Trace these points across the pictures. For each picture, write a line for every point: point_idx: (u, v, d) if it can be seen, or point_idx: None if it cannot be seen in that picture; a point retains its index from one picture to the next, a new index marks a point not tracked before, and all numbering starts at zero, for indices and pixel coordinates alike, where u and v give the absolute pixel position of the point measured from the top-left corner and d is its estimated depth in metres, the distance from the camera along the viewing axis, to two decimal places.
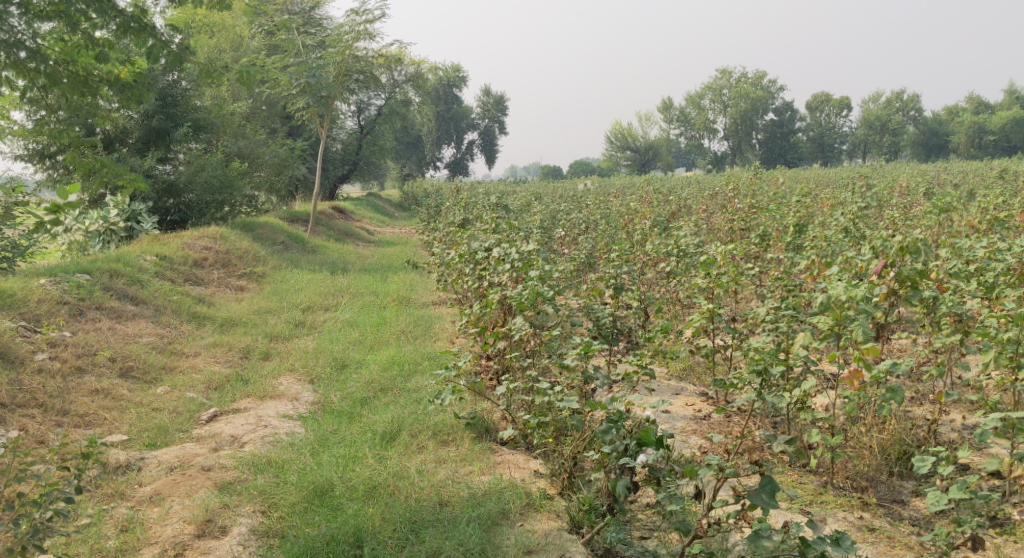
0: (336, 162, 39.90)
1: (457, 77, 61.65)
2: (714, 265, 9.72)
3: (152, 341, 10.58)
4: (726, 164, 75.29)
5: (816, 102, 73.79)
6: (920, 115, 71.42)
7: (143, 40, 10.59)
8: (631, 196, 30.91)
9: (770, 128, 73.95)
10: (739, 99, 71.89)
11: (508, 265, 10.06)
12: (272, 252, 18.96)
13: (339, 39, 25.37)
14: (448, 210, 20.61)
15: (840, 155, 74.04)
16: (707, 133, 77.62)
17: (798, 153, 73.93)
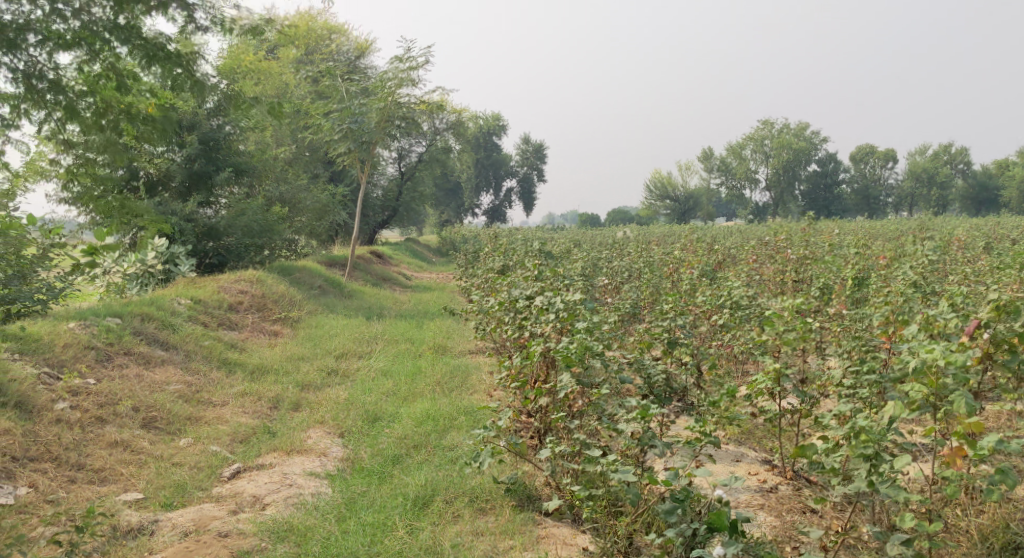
0: (376, 207, 39.86)
1: (498, 125, 61.76)
2: (780, 321, 9.15)
3: (179, 390, 10.18)
4: (768, 215, 74.39)
5: (860, 154, 72.92)
6: (968, 169, 70.19)
7: (169, 70, 10.47)
8: (674, 246, 30.32)
9: (813, 179, 73.03)
10: (781, 150, 71.06)
11: (553, 315, 9.55)
12: (309, 297, 18.63)
13: (383, 85, 25.11)
14: (487, 256, 20.18)
15: (885, 207, 72.90)
16: (748, 183, 76.90)
17: (842, 205, 72.89)
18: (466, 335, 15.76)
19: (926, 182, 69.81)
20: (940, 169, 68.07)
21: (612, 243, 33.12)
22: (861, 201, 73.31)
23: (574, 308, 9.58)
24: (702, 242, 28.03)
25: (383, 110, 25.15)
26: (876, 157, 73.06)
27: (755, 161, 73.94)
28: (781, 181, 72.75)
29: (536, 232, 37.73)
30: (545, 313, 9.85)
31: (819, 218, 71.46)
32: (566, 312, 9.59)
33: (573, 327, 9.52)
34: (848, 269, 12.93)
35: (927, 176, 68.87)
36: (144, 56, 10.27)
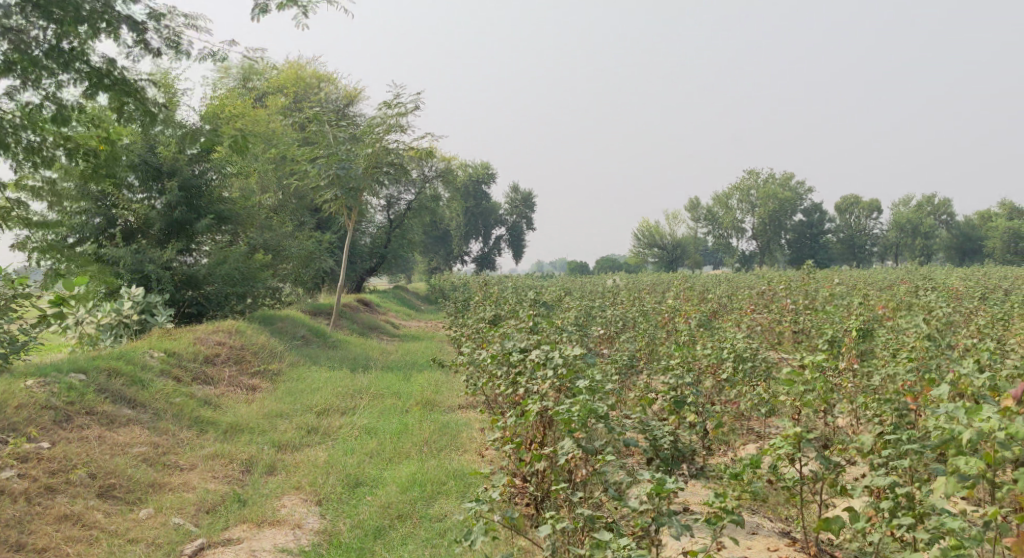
0: (364, 256, 39.29)
1: (487, 173, 61.52)
2: (798, 378, 8.59)
3: (144, 452, 9.44)
4: (755, 264, 74.17)
5: (845, 204, 73.04)
6: (953, 219, 70.37)
7: (116, 95, 12.72)
8: (664, 295, 29.79)
9: (800, 229, 73.03)
10: (768, 199, 71.00)
11: (550, 372, 8.96)
12: (290, 348, 17.93)
13: (370, 131, 24.77)
14: (477, 305, 19.56)
15: (872, 256, 72.87)
16: (736, 232, 76.81)
17: (829, 255, 72.80)
18: (454, 388, 15.05)
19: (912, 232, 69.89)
20: (925, 219, 68.16)
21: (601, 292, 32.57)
22: (847, 250, 73.29)
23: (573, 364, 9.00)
24: (693, 292, 27.51)
25: (371, 157, 24.69)
26: (862, 207, 73.18)
27: (742, 211, 73.82)
28: (767, 231, 72.65)
29: (525, 281, 37.10)
30: (542, 369, 9.26)
31: (806, 268, 71.31)
32: (565, 368, 9.01)
33: (573, 384, 8.93)
34: (855, 319, 12.36)
35: (913, 225, 68.95)
36: (90, 82, 12.47)
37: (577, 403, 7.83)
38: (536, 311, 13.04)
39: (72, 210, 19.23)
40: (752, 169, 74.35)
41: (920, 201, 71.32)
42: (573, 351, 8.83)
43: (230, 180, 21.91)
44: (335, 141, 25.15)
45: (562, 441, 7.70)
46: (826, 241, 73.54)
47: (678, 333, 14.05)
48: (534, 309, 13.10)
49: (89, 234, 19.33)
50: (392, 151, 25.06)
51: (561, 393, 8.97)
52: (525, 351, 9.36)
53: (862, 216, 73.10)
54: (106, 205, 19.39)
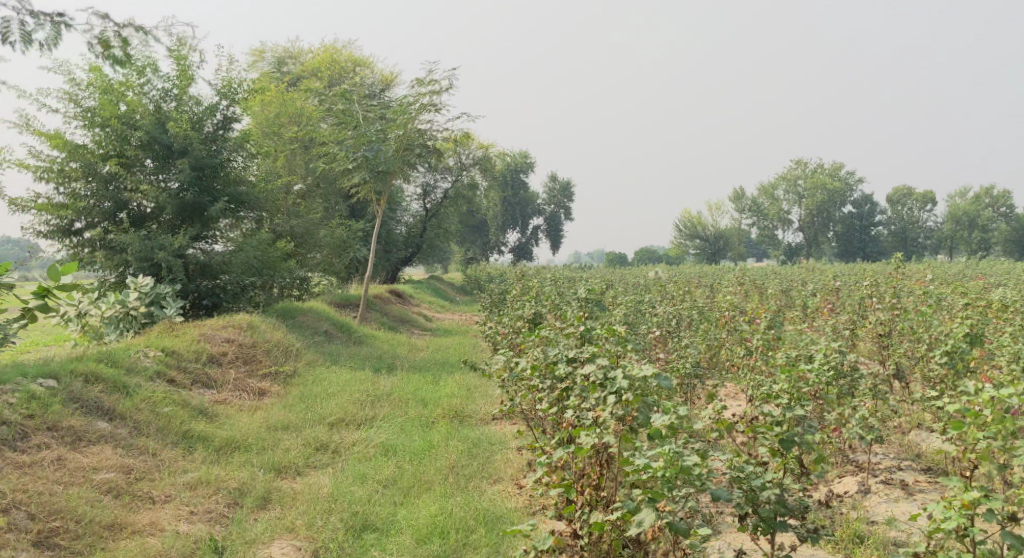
0: (400, 245, 37.62)
1: (526, 162, 59.64)
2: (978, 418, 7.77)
3: (110, 480, 8.70)
4: (802, 257, 71.58)
5: (897, 195, 69.84)
6: (1013, 212, 67.10)
7: None
8: (714, 288, 27.60)
9: (848, 221, 69.72)
10: (816, 191, 68.72)
11: (611, 400, 8.01)
12: (309, 345, 16.42)
13: (402, 110, 23.06)
14: (513, 300, 17.81)
15: (925, 250, 69.75)
16: (782, 224, 74.19)
17: (880, 248, 70.02)
18: (487, 397, 13.36)
19: (967, 225, 66.83)
20: (981, 212, 65.00)
21: (645, 285, 30.48)
22: (898, 244, 70.27)
23: (639, 388, 8.05)
24: (747, 288, 25.33)
25: (402, 138, 23.15)
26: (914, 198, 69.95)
27: (787, 201, 71.35)
28: (815, 223, 70.11)
29: (566, 272, 35.17)
30: (601, 389, 8.28)
31: (854, 261, 68.42)
32: (632, 389, 8.05)
33: (639, 413, 8.01)
34: (962, 324, 10.49)
35: (969, 218, 65.88)
36: None
37: (660, 460, 7.53)
38: (587, 309, 11.34)
39: (80, 194, 17.80)
40: (801, 159, 71.73)
41: (979, 193, 68.11)
42: (644, 374, 7.83)
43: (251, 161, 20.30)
44: (365, 121, 23.54)
45: (644, 509, 7.49)
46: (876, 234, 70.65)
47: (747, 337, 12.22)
48: (584, 307, 11.37)
49: (97, 218, 17.89)
50: (425, 132, 23.47)
51: (630, 419, 8.05)
52: (582, 368, 8.35)
53: (915, 207, 69.86)
54: (115, 187, 17.99)
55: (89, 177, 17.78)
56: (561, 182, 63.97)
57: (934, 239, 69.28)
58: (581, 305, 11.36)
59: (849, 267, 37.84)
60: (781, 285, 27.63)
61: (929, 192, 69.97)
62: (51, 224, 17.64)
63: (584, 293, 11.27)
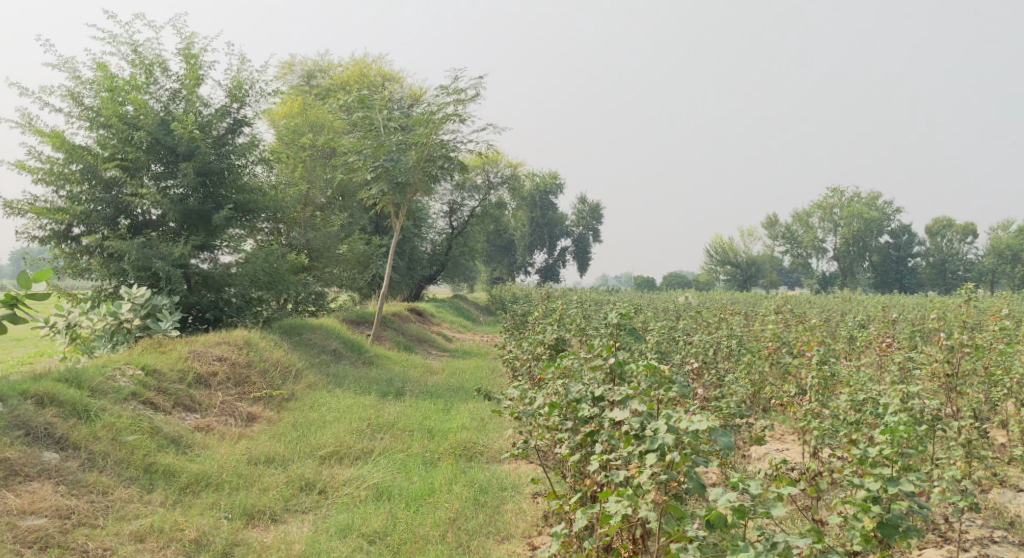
0: (424, 263, 36.33)
1: (555, 183, 58.47)
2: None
3: (38, 525, 8.11)
4: (835, 287, 69.56)
5: (936, 226, 67.71)
6: None
7: None
8: (752, 317, 26.03)
9: (885, 251, 68.13)
10: (852, 220, 66.91)
11: (655, 463, 7.37)
12: (312, 365, 15.17)
13: (425, 118, 21.87)
14: (535, 322, 16.44)
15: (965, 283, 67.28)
16: (816, 252, 72.26)
17: (916, 280, 68.02)
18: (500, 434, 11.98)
19: (1010, 259, 64.35)
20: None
21: (676, 312, 28.76)
22: (937, 276, 67.92)
23: (686, 445, 7.51)
24: (788, 319, 23.54)
25: (423, 148, 21.98)
26: (954, 229, 67.63)
27: (822, 230, 69.46)
28: (851, 253, 68.07)
29: (594, 295, 33.69)
30: (637, 441, 7.63)
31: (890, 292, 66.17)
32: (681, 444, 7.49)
33: (688, 476, 7.37)
34: None
35: (1011, 252, 63.77)
36: None
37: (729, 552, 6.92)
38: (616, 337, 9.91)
39: (78, 197, 16.63)
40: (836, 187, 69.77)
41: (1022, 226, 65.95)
42: (696, 429, 7.26)
43: (261, 167, 19.05)
44: (386, 129, 22.30)
45: None
46: (914, 265, 68.39)
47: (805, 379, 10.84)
48: (612, 336, 9.97)
49: (95, 223, 16.71)
50: (450, 142, 22.23)
51: (675, 482, 7.43)
52: (617, 417, 7.70)
53: (955, 239, 67.56)
54: (115, 192, 16.86)
55: (88, 181, 16.65)
56: (591, 204, 62.65)
57: (974, 272, 66.83)
58: (614, 333, 9.86)
59: (892, 300, 35.76)
60: (823, 316, 25.77)
61: (970, 224, 67.82)
62: (47, 228, 16.45)
63: (616, 318, 9.75)
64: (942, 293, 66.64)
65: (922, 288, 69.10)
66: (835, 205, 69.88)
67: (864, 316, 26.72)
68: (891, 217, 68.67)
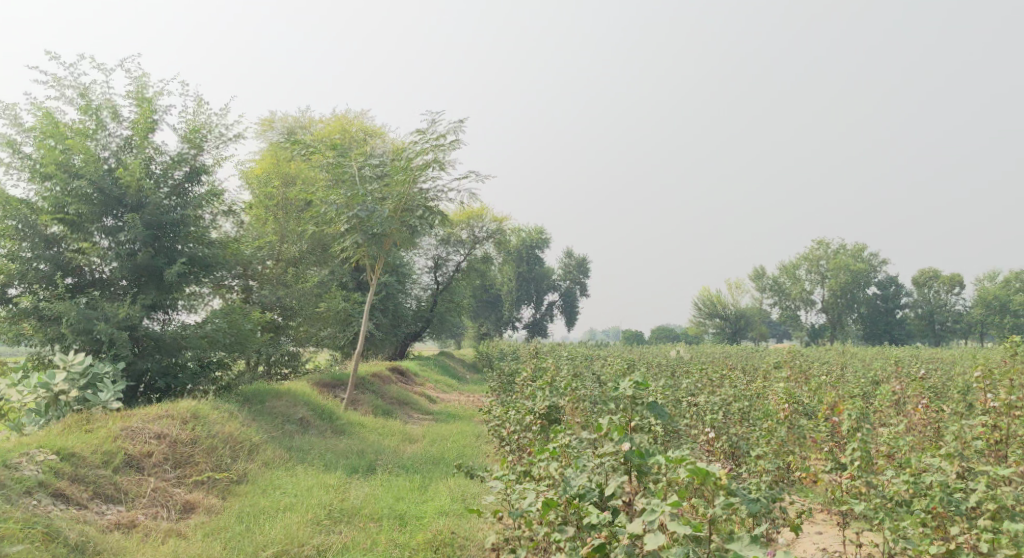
0: (409, 321, 34.70)
1: (542, 238, 57.20)
2: None
3: None
4: (825, 340, 68.17)
5: (922, 277, 66.59)
6: None
7: None
8: (753, 374, 24.38)
9: (871, 302, 66.76)
10: (839, 271, 65.80)
11: None
12: (272, 439, 13.45)
13: (401, 165, 20.40)
14: (523, 385, 14.80)
15: (955, 334, 66.09)
16: (805, 304, 71.05)
17: (906, 331, 66.76)
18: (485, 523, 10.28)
19: (999, 309, 63.18)
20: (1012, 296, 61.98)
21: (667, 369, 27.04)
22: (926, 328, 66.30)
23: None
24: (787, 377, 21.90)
25: (400, 198, 20.48)
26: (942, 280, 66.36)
27: (809, 282, 68.25)
28: (839, 304, 67.33)
29: (585, 352, 32.05)
30: None
31: (880, 344, 64.80)
32: None
33: None
34: None
35: (999, 302, 62.70)
36: None
37: None
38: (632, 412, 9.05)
39: (13, 254, 14.84)
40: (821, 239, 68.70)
41: (1010, 276, 64.90)
42: None
43: (221, 219, 17.33)
44: (362, 179, 20.81)
45: None
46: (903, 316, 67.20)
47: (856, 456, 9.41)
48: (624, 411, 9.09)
49: (33, 283, 14.92)
50: (430, 191, 20.73)
51: None
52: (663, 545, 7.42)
53: (942, 289, 66.48)
54: (57, 250, 15.10)
55: (27, 239, 14.90)
56: (579, 258, 61.40)
57: (964, 323, 65.36)
58: (630, 411, 9.03)
59: (889, 355, 34.23)
60: (822, 373, 24.13)
61: (957, 274, 66.66)
62: None
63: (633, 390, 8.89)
64: (933, 345, 65.01)
65: (913, 340, 67.64)
66: (821, 256, 68.88)
67: (865, 372, 25.10)
68: (879, 268, 67.71)
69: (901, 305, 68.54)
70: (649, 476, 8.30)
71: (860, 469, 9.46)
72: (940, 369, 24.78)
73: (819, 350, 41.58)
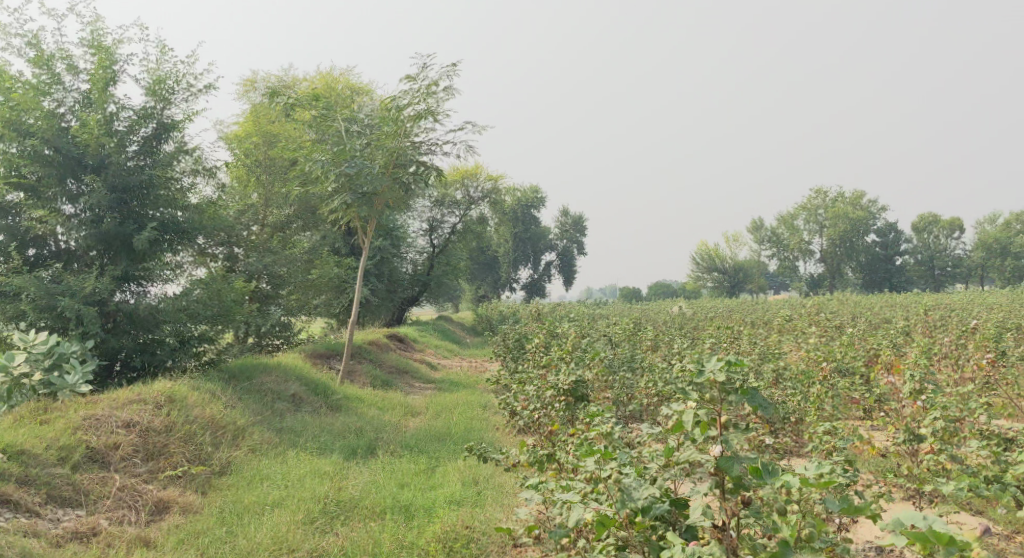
0: (404, 285, 33.27)
1: (537, 197, 55.60)
2: None
3: None
4: (825, 290, 67.00)
5: (922, 223, 65.15)
6: None
7: None
8: (768, 328, 23.01)
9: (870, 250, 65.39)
10: (837, 220, 64.26)
11: None
12: (261, 422, 12.18)
13: (390, 116, 18.81)
14: (533, 351, 13.44)
15: (954, 279, 64.83)
16: (802, 255, 69.74)
17: (904, 278, 65.43)
18: (504, 516, 8.99)
19: (999, 252, 61.94)
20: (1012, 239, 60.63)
21: (676, 325, 25.64)
22: (925, 273, 65.47)
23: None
24: (806, 333, 20.54)
25: (390, 153, 18.91)
26: (941, 225, 65.18)
27: (809, 232, 66.87)
28: (837, 252, 65.71)
29: (589, 311, 30.68)
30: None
31: (880, 292, 63.53)
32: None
33: None
34: None
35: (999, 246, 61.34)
36: None
37: None
38: (722, 399, 7.83)
39: None
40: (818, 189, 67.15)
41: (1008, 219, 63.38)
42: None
43: (195, 181, 15.82)
44: (349, 135, 19.27)
45: None
46: (901, 264, 65.93)
47: (937, 431, 9.03)
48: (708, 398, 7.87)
49: None
50: (424, 145, 19.21)
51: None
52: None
53: (941, 235, 65.19)
54: (13, 219, 13.67)
55: None
56: (575, 217, 59.89)
57: (963, 268, 64.26)
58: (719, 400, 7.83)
59: (900, 302, 32.87)
60: (840, 325, 22.76)
61: (954, 218, 65.24)
62: None
63: (726, 375, 7.68)
64: (934, 291, 64.01)
65: (910, 287, 66.39)
66: (819, 206, 67.44)
67: (884, 323, 23.73)
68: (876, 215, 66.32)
69: (898, 253, 67.17)
70: (743, 488, 7.61)
71: (941, 441, 9.03)
72: (964, 316, 23.40)
73: (823, 300, 40.19)
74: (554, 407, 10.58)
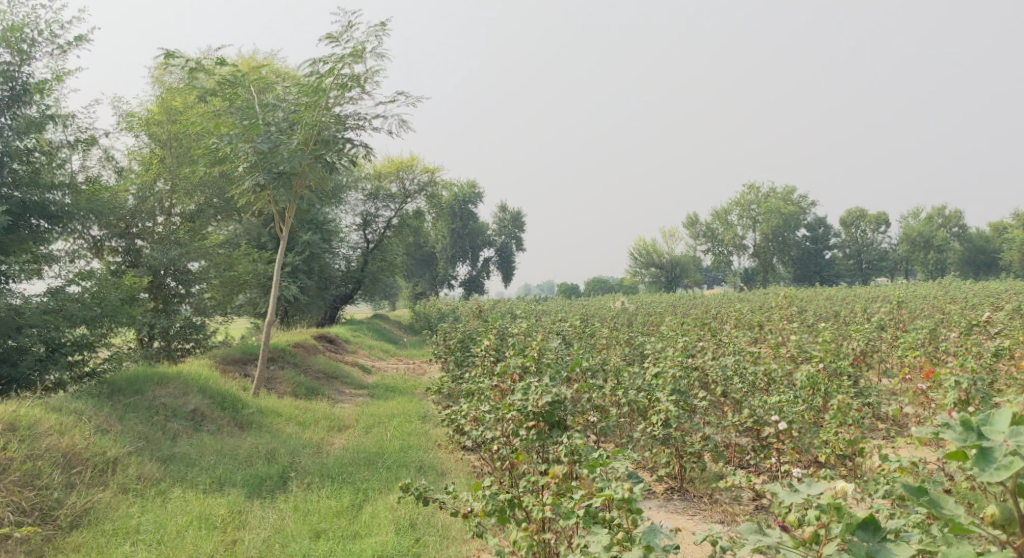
0: (336, 283, 30.69)
1: (474, 192, 53.22)
2: None
3: None
4: (758, 285, 65.96)
5: (849, 218, 64.50)
6: (965, 231, 61.30)
7: None
8: (720, 325, 21.08)
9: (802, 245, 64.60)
10: (770, 215, 62.26)
11: None
12: (146, 454, 9.75)
13: (311, 87, 16.29)
14: (481, 357, 11.14)
15: (880, 271, 64.40)
16: (738, 250, 68.74)
17: (835, 272, 64.65)
18: None
19: (922, 246, 61.36)
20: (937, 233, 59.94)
21: (623, 322, 23.50)
22: (853, 267, 65.00)
23: None
24: (770, 331, 18.59)
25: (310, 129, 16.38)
26: (868, 220, 64.66)
27: (742, 227, 65.74)
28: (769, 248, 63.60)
29: (530, 308, 28.54)
30: None
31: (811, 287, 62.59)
32: None
33: None
34: None
35: (923, 239, 60.72)
36: None
37: None
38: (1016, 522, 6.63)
39: None
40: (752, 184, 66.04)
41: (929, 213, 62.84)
42: None
43: (65, 155, 13.12)
44: (264, 109, 16.71)
45: None
46: (831, 258, 65.28)
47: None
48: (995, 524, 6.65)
49: None
50: (351, 120, 16.74)
51: None
52: None
53: (868, 229, 64.68)
54: None
55: None
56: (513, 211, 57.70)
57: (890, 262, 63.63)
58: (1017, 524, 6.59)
59: (839, 297, 31.25)
60: (799, 320, 20.80)
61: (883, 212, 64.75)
62: None
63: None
64: (863, 284, 63.33)
65: (839, 281, 65.79)
66: (753, 201, 66.39)
67: (839, 317, 21.91)
68: (808, 209, 65.60)
69: (828, 247, 66.56)
70: None
71: None
72: (924, 309, 21.68)
73: (756, 294, 38.58)
74: (520, 436, 8.38)
